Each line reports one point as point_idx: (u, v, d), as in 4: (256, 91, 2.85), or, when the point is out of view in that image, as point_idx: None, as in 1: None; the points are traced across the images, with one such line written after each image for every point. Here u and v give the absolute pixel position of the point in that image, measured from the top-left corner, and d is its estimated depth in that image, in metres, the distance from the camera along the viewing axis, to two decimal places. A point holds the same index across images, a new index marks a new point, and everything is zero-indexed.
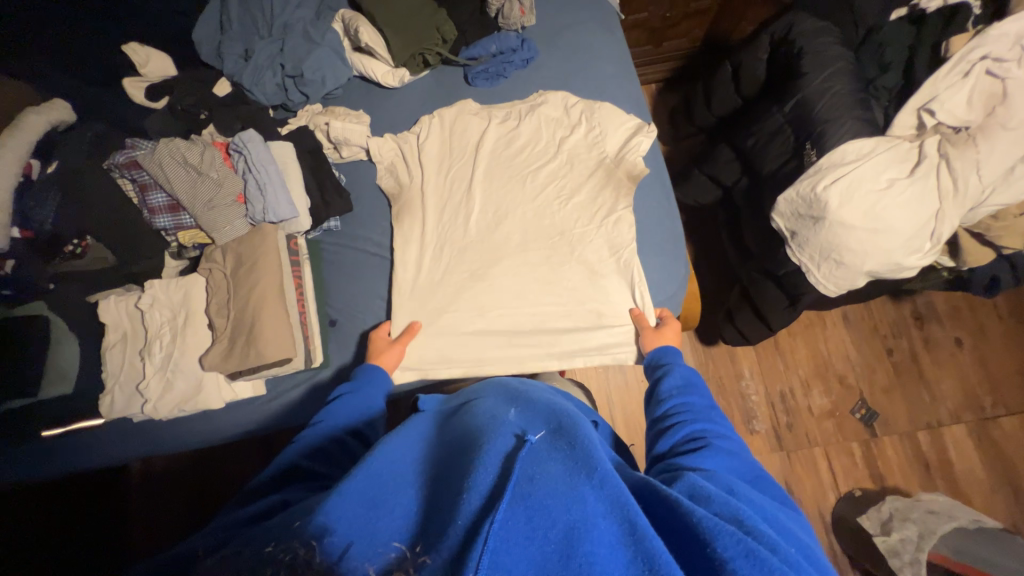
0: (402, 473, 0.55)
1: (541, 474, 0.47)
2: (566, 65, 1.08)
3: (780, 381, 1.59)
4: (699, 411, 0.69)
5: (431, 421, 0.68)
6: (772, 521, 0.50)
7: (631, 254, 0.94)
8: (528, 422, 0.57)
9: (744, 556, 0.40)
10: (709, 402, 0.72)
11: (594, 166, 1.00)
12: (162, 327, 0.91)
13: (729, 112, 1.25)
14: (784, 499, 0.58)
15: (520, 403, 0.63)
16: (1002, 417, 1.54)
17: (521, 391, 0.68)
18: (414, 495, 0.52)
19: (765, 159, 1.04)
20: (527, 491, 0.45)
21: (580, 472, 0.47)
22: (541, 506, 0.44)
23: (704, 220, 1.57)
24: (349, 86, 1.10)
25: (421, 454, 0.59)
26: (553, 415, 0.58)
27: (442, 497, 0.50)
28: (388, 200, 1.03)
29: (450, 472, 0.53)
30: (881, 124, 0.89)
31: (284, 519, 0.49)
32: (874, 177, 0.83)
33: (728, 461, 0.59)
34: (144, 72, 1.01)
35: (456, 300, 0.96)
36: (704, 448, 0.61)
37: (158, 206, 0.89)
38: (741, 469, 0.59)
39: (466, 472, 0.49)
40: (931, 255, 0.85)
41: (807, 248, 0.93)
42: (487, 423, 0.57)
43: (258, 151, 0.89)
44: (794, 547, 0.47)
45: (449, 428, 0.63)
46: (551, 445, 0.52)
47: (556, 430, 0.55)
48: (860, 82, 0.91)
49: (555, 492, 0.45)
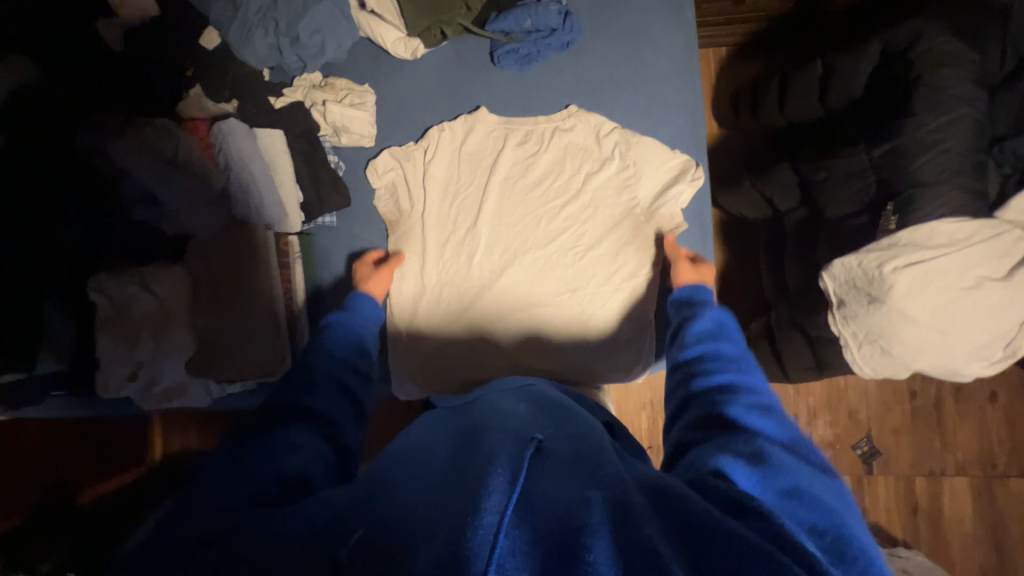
0: (402, 455, 0.50)
1: (548, 478, 0.42)
2: (614, 54, 0.89)
3: (786, 405, 1.52)
4: (728, 365, 0.60)
5: (445, 413, 0.62)
6: (804, 499, 0.41)
7: (644, 329, 0.89)
8: (540, 423, 0.51)
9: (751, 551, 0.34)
10: (741, 350, 0.63)
11: (621, 215, 0.89)
12: (142, 321, 0.85)
13: (802, 122, 1.02)
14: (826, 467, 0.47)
15: (528, 400, 0.58)
16: (1011, 477, 1.47)
17: (524, 386, 0.64)
18: (408, 474, 0.46)
19: (831, 202, 0.86)
20: (529, 490, 0.40)
21: (584, 472, 0.42)
22: (544, 512, 0.39)
23: (745, 230, 1.39)
24: (354, 49, 0.93)
25: (428, 440, 0.52)
26: (566, 419, 0.52)
27: (430, 486, 0.44)
28: (384, 225, 0.93)
29: (454, 454, 0.47)
30: (990, 200, 0.71)
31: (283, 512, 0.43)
32: (960, 272, 0.70)
33: (757, 419, 0.51)
34: (122, 13, 0.86)
35: (452, 319, 0.90)
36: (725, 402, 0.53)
37: (133, 197, 0.83)
38: (774, 427, 0.50)
39: (473, 461, 0.44)
40: (998, 366, 0.74)
41: (852, 323, 0.78)
42: (496, 420, 0.52)
43: (238, 143, 0.83)
44: (825, 537, 0.38)
45: (467, 415, 0.57)
46: (562, 444, 0.46)
47: (562, 433, 0.48)
48: (982, 137, 0.71)
49: (554, 497, 0.40)
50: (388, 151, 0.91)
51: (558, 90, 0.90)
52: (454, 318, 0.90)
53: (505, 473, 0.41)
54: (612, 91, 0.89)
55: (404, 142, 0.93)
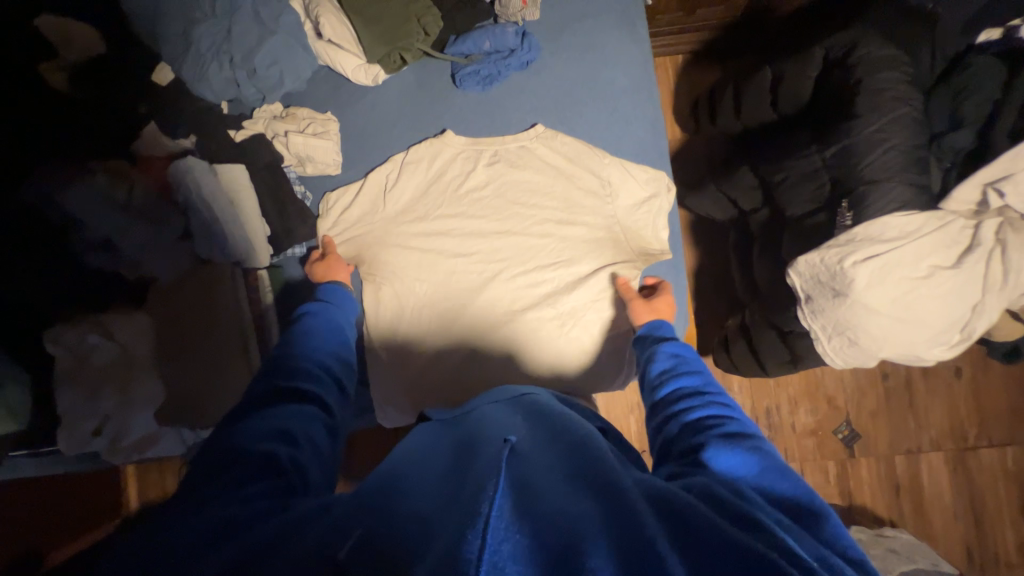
0: (397, 470, 0.48)
1: (548, 494, 0.41)
2: (573, 71, 0.91)
3: (767, 396, 1.56)
4: (698, 402, 0.61)
5: (439, 423, 0.60)
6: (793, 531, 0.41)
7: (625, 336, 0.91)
8: (539, 435, 0.50)
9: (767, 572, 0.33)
10: (707, 381, 0.65)
11: (595, 228, 0.90)
12: (110, 371, 0.82)
13: (760, 126, 1.06)
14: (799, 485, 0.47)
15: (525, 407, 0.57)
16: (982, 448, 1.54)
17: (519, 393, 0.61)
18: (401, 490, 0.44)
19: (792, 202, 0.90)
20: (523, 498, 0.40)
21: (584, 483, 0.42)
22: (544, 515, 0.38)
23: (715, 230, 1.43)
24: (315, 78, 0.93)
25: (425, 454, 0.51)
26: (562, 425, 0.51)
27: (429, 496, 0.43)
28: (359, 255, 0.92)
29: (453, 467, 0.47)
30: (936, 192, 0.75)
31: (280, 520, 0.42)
32: (913, 263, 0.73)
33: (746, 456, 0.51)
34: (67, 52, 0.83)
35: (439, 341, 0.90)
36: (711, 441, 0.53)
37: (91, 247, 0.80)
38: (769, 467, 0.50)
39: (474, 475, 0.43)
40: (958, 348, 0.77)
41: (820, 317, 0.82)
42: (492, 429, 0.51)
43: (200, 182, 0.80)
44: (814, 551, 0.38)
45: (460, 426, 0.56)
46: (546, 454, 0.46)
47: (555, 442, 0.48)
48: (923, 134, 0.75)
49: (562, 506, 0.39)
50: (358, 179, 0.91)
51: (523, 108, 0.92)
52: (440, 341, 0.90)
53: (497, 476, 0.41)
54: (574, 107, 0.91)
55: (373, 169, 0.92)
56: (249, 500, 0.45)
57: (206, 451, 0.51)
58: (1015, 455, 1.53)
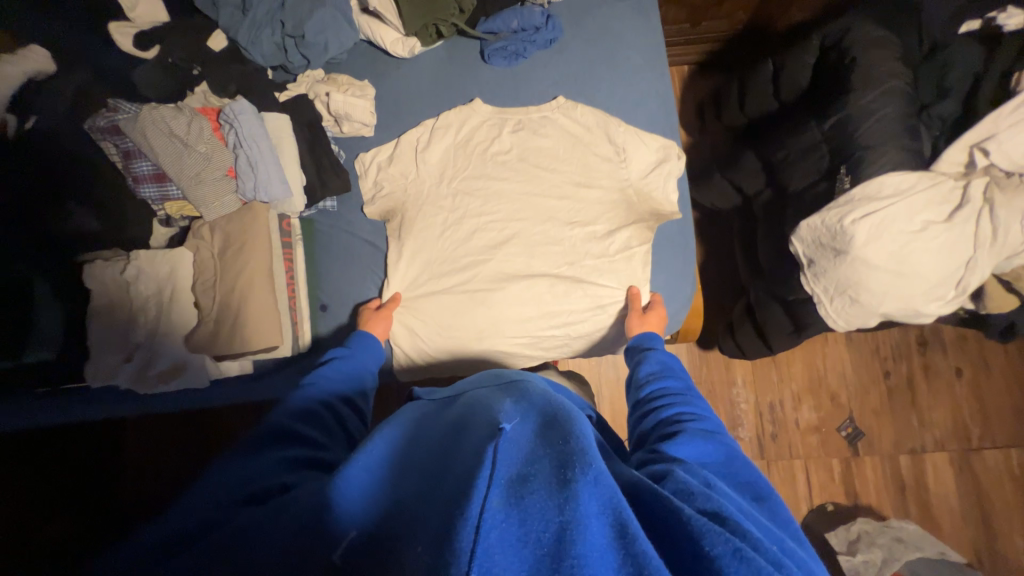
0: (389, 463, 0.50)
1: (532, 470, 0.42)
2: (591, 50, 1.00)
3: (771, 391, 1.57)
4: (678, 398, 0.69)
5: (422, 409, 0.64)
6: (748, 515, 0.46)
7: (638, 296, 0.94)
8: (525, 413, 0.50)
9: (731, 555, 0.37)
10: (687, 386, 0.72)
11: (610, 193, 0.96)
12: (146, 302, 0.87)
13: (762, 116, 1.14)
14: (762, 487, 0.52)
15: (515, 392, 0.58)
16: (987, 449, 1.53)
17: (512, 380, 0.65)
18: (391, 493, 0.46)
19: (795, 176, 0.97)
20: (509, 482, 0.40)
21: (570, 468, 0.41)
22: (534, 507, 0.38)
23: (718, 222, 1.49)
24: (355, 51, 1.02)
25: (419, 441, 0.54)
26: (551, 403, 0.51)
27: (424, 491, 0.45)
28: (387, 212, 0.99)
29: (443, 454, 0.49)
30: (927, 157, 0.82)
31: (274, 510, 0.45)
32: (908, 218, 0.78)
33: (710, 451, 0.57)
34: (133, 17, 0.92)
35: (457, 295, 0.95)
36: (683, 432, 0.60)
37: (143, 176, 0.83)
38: (729, 461, 0.56)
39: (461, 457, 0.46)
40: (953, 304, 0.81)
41: (823, 279, 0.87)
42: (481, 409, 0.53)
43: (249, 126, 0.84)
44: (777, 544, 0.43)
45: (448, 411, 0.58)
46: (529, 437, 0.46)
47: (549, 422, 0.48)
48: (913, 106, 0.83)
49: (548, 496, 0.39)
50: (391, 141, 0.99)
51: (545, 83, 1.00)
52: (459, 295, 0.95)
53: (484, 462, 0.41)
54: (593, 83, 0.99)
55: (405, 132, 0.99)
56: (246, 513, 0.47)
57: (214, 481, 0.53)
58: (1020, 457, 1.52)
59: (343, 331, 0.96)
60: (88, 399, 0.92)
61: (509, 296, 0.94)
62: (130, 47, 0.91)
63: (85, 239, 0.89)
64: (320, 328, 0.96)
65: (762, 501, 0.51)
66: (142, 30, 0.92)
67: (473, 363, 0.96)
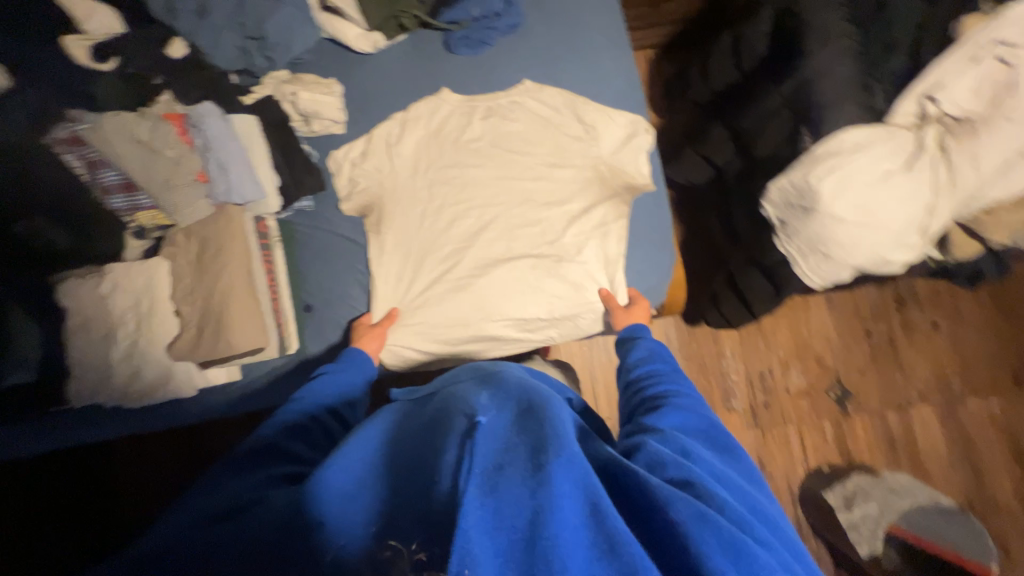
0: (375, 461, 0.53)
1: (506, 457, 0.44)
2: (553, 33, 1.01)
3: (760, 360, 1.59)
4: (664, 377, 0.73)
5: (403, 407, 0.66)
6: (721, 479, 0.53)
7: (618, 271, 0.96)
8: (500, 403, 0.52)
9: (694, 518, 0.42)
10: (673, 367, 0.76)
11: (584, 171, 0.98)
12: (126, 314, 0.86)
13: (725, 88, 1.17)
14: (732, 451, 0.60)
15: (493, 382, 0.62)
16: (968, 397, 1.58)
17: (490, 372, 0.68)
18: (381, 490, 0.50)
19: (762, 141, 1.00)
20: (486, 471, 0.43)
21: (543, 453, 0.43)
22: (509, 495, 0.40)
23: (694, 198, 1.51)
24: (319, 50, 1.02)
25: (400, 436, 0.56)
26: (525, 392, 0.54)
27: (415, 478, 0.49)
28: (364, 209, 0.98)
29: (423, 449, 0.51)
30: (883, 110, 0.85)
31: (272, 514, 0.49)
32: (871, 167, 0.80)
33: (690, 422, 0.63)
34: (88, 28, 0.91)
35: (438, 284, 0.96)
36: (665, 407, 0.64)
37: (110, 186, 0.81)
38: (707, 431, 0.62)
39: (440, 443, 0.49)
40: (919, 250, 0.84)
41: (796, 238, 0.90)
42: (458, 403, 0.54)
43: (217, 129, 0.86)
44: (742, 503, 0.50)
45: (427, 406, 0.61)
46: (501, 426, 0.48)
47: (526, 410, 0.50)
48: (865, 62, 0.85)
49: (523, 481, 0.41)
50: (362, 137, 0.99)
51: (511, 68, 1.01)
52: (440, 284, 0.96)
53: (468, 450, 0.45)
54: (558, 65, 1.01)
55: (375, 127, 0.99)
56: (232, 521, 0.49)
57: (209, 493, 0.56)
58: (1000, 403, 1.57)
59: (329, 330, 0.95)
60: (73, 424, 0.90)
61: (493, 281, 0.95)
62: (87, 60, 0.89)
63: (56, 255, 0.87)
64: (306, 329, 0.94)
65: (734, 463, 0.58)
66: (98, 42, 0.90)
67: (462, 350, 0.97)
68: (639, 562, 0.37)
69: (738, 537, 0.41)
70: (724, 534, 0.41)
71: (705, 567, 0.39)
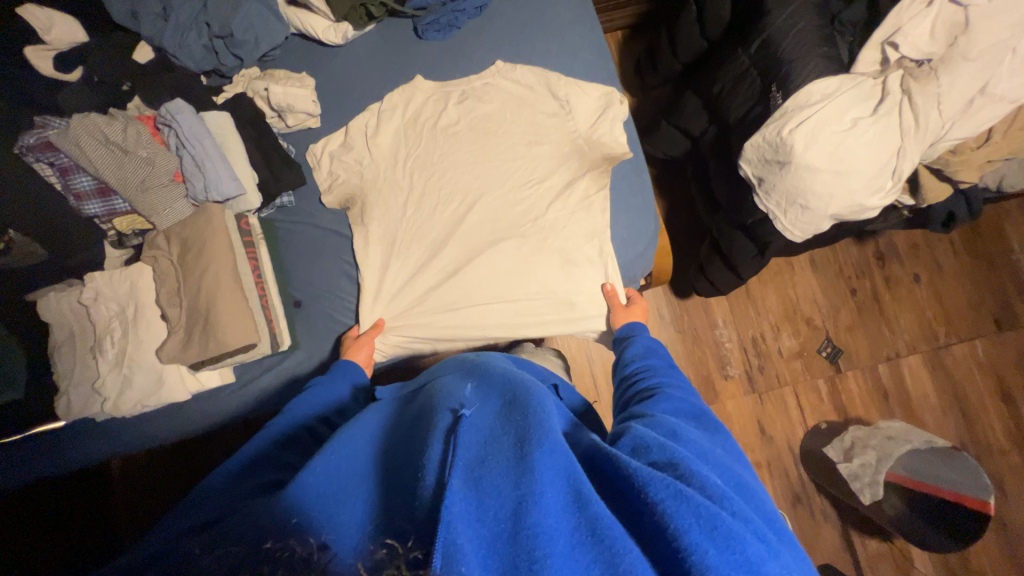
0: (358, 468, 0.53)
1: (489, 452, 0.47)
2: (520, 13, 1.02)
3: (752, 326, 1.62)
4: (658, 371, 0.74)
5: (388, 407, 0.68)
6: (707, 458, 0.54)
7: (606, 243, 0.97)
8: (483, 397, 0.57)
9: (672, 497, 0.43)
10: (667, 361, 0.78)
11: (562, 146, 0.99)
12: (111, 322, 0.86)
13: (695, 57, 1.19)
14: (719, 433, 0.62)
15: (475, 376, 0.65)
16: (953, 344, 1.62)
17: (472, 365, 0.71)
18: (365, 493, 0.49)
19: (732, 108, 1.01)
20: (470, 467, 0.45)
21: (527, 444, 0.46)
22: (492, 487, 0.43)
23: (674, 171, 1.53)
24: (288, 46, 1.02)
25: (389, 436, 0.58)
26: (508, 386, 0.57)
27: (402, 476, 0.49)
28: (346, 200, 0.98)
29: (407, 448, 0.53)
30: (845, 61, 0.88)
31: (239, 520, 0.47)
32: (838, 117, 0.83)
33: (680, 409, 0.64)
34: (50, 39, 0.87)
35: (428, 272, 0.96)
36: (657, 395, 0.66)
37: (84, 191, 0.82)
38: (697, 417, 0.64)
39: (425, 439, 0.50)
40: (893, 194, 0.86)
41: (774, 193, 0.92)
42: (441, 398, 0.58)
43: (189, 124, 0.83)
44: (725, 479, 0.52)
45: (411, 405, 0.63)
46: (481, 419, 0.51)
47: (510, 404, 0.54)
48: (824, 16, 0.88)
49: (506, 473, 0.44)
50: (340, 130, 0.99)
51: (482, 51, 1.02)
52: (430, 271, 0.96)
53: (454, 447, 0.46)
54: (527, 44, 1.02)
55: (352, 118, 0.99)
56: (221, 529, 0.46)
57: (207, 501, 0.56)
58: (984, 346, 1.62)
59: (319, 325, 0.95)
60: (63, 442, 0.92)
61: (481, 266, 0.95)
62: (52, 71, 0.88)
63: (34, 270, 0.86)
64: (295, 323, 0.95)
65: (720, 444, 0.60)
66: (62, 53, 0.89)
67: (452, 337, 0.96)
68: (618, 543, 0.40)
69: (716, 512, 0.42)
70: (702, 510, 0.42)
71: (683, 544, 0.40)
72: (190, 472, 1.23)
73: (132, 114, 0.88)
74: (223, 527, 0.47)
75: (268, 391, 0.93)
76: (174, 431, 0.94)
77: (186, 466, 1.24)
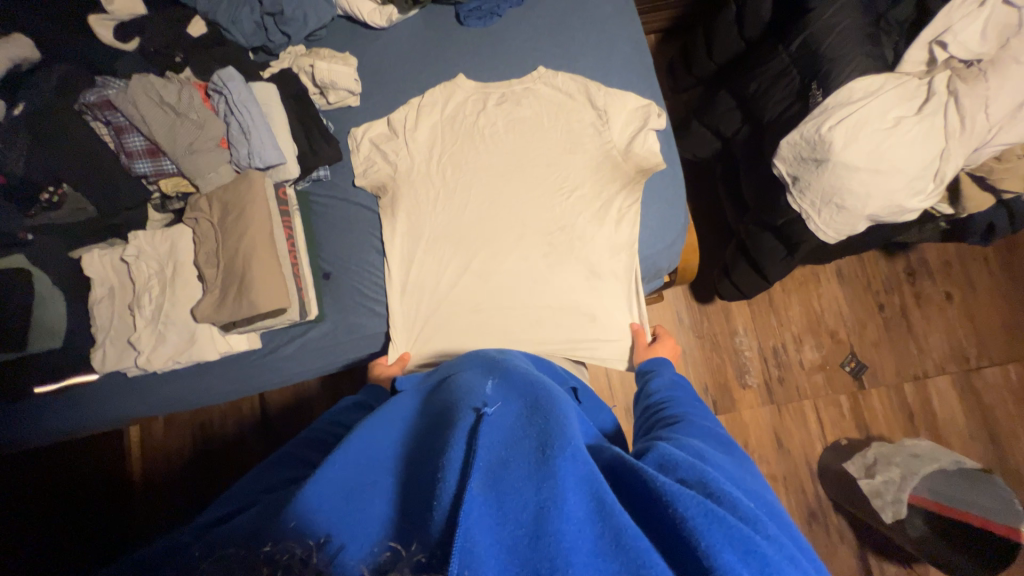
0: (376, 458, 0.53)
1: (511, 455, 0.47)
2: (562, 5, 1.04)
3: (773, 336, 1.59)
4: (682, 401, 0.72)
5: (412, 396, 0.68)
6: (738, 483, 0.53)
7: (633, 257, 0.96)
8: (505, 397, 0.56)
9: (702, 515, 0.41)
10: (691, 393, 0.75)
11: (595, 152, 0.99)
12: (151, 279, 0.90)
13: (731, 58, 1.18)
14: (746, 463, 0.61)
15: (498, 373, 0.64)
16: (985, 367, 1.57)
17: (497, 360, 0.71)
18: (387, 488, 0.49)
19: (769, 105, 1.00)
20: (490, 469, 0.45)
21: (551, 450, 0.46)
22: (512, 491, 0.43)
23: (702, 174, 1.52)
24: (334, 27, 1.05)
25: (409, 428, 0.58)
26: (530, 388, 0.57)
27: (421, 471, 0.49)
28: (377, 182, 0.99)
29: (430, 440, 0.52)
30: (890, 61, 0.87)
31: (254, 517, 0.47)
32: (881, 115, 0.82)
33: (710, 437, 0.62)
34: (111, 8, 0.91)
35: (454, 271, 0.98)
36: (684, 422, 0.64)
37: (136, 150, 0.86)
38: (726, 447, 0.62)
39: (447, 435, 0.50)
40: (934, 197, 0.85)
41: (809, 193, 0.90)
42: (463, 395, 0.57)
43: (239, 92, 0.86)
44: (758, 505, 0.51)
45: (434, 397, 0.63)
46: (502, 421, 0.51)
47: (533, 407, 0.54)
48: (870, 15, 0.87)
49: (526, 476, 0.44)
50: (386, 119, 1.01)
51: (522, 42, 1.04)
52: (456, 270, 0.98)
53: (476, 449, 0.46)
54: (566, 36, 1.03)
55: (393, 111, 1.02)
56: (231, 529, 0.45)
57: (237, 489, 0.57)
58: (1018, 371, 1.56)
59: (347, 298, 0.97)
60: (85, 400, 0.95)
61: (507, 270, 0.97)
62: (111, 39, 0.91)
63: (82, 226, 0.91)
64: (324, 295, 0.97)
65: (749, 472, 0.58)
66: (121, 22, 0.92)
67: (469, 336, 0.95)
68: (644, 555, 0.39)
69: (748, 533, 0.40)
70: (732, 529, 0.40)
71: (713, 563, 0.38)
72: (206, 437, 1.27)
73: (185, 79, 0.92)
74: (242, 521, 0.46)
75: (292, 360, 0.95)
76: (194, 395, 0.96)
77: (204, 432, 1.27)
